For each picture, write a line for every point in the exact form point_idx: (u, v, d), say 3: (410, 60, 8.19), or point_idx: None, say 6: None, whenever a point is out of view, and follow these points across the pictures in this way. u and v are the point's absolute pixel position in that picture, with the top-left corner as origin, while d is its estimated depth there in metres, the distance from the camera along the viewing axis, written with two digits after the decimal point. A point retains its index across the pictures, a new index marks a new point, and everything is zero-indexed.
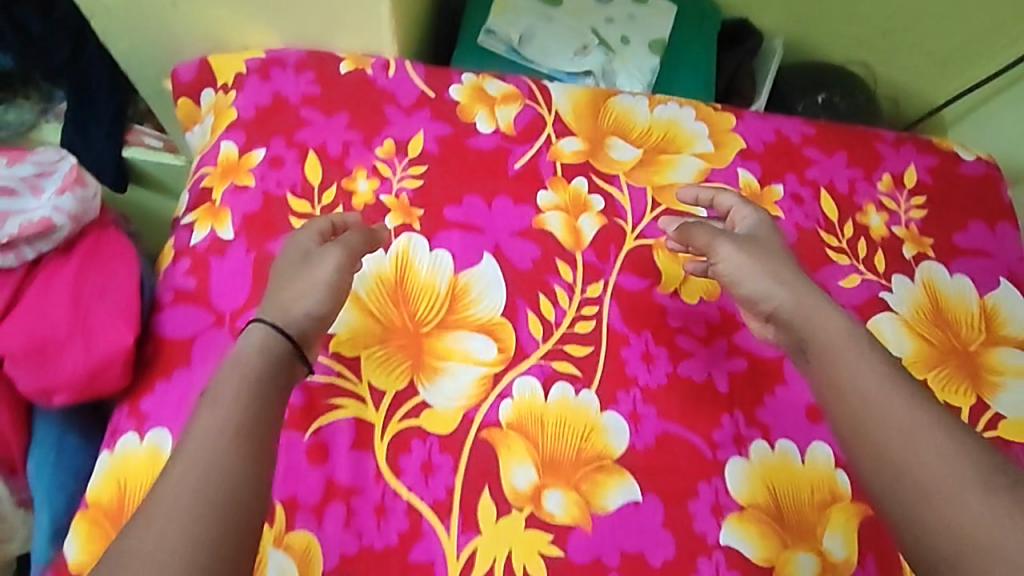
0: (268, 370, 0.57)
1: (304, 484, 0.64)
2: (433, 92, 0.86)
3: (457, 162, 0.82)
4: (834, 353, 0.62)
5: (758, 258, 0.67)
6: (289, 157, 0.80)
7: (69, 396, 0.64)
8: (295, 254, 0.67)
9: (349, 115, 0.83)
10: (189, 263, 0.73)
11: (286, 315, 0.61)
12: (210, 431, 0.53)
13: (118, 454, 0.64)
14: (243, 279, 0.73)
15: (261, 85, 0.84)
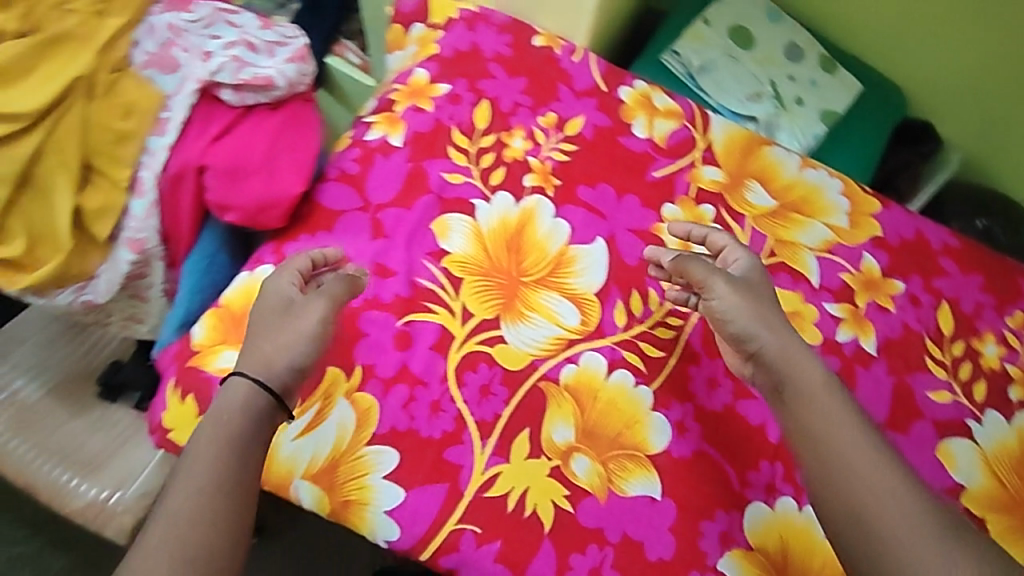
0: (246, 426, 0.62)
1: (383, 358, 0.73)
2: (606, 86, 0.94)
3: (604, 152, 0.90)
4: (809, 399, 0.66)
5: (747, 298, 0.71)
6: (466, 99, 0.91)
7: (237, 218, 0.78)
8: (273, 300, 0.69)
9: (528, 81, 0.93)
10: (358, 153, 0.86)
11: (268, 369, 0.64)
12: (193, 485, 0.59)
13: (253, 277, 0.77)
14: (396, 181, 0.85)
15: (464, 33, 0.96)
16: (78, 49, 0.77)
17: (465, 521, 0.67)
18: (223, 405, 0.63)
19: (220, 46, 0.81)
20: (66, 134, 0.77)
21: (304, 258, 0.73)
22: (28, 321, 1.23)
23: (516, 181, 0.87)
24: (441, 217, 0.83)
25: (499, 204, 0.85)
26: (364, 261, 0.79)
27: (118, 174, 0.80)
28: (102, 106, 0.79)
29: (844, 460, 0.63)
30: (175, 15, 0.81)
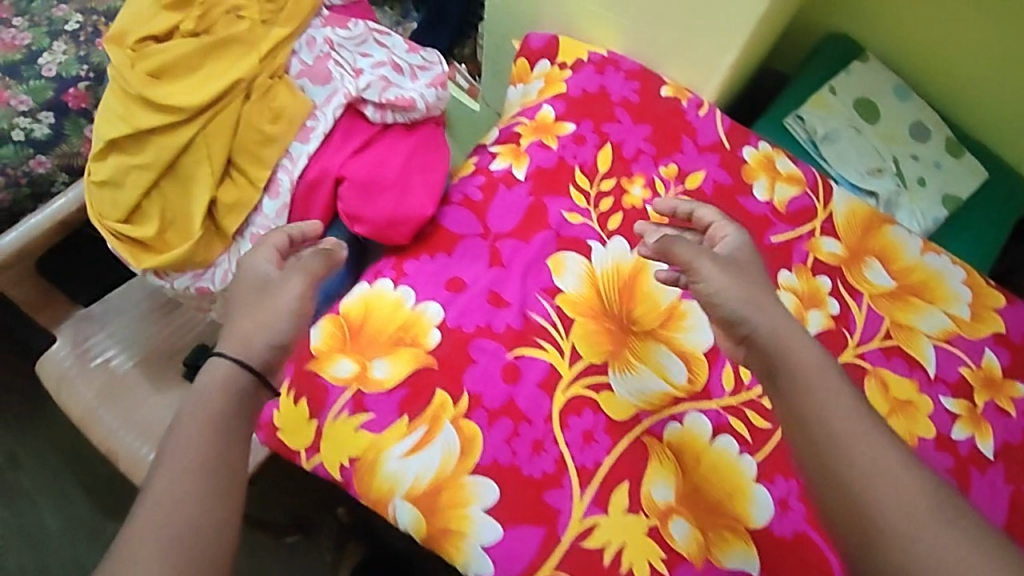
0: (222, 404, 0.61)
1: (491, 389, 0.74)
2: (729, 144, 0.94)
3: (722, 210, 0.90)
4: (806, 382, 0.62)
5: (733, 277, 0.68)
6: (590, 141, 0.92)
7: (366, 230, 0.81)
8: (252, 279, 0.70)
9: (652, 130, 0.94)
10: (482, 181, 0.88)
11: (247, 348, 0.64)
12: (177, 468, 0.57)
13: (375, 290, 0.79)
14: (517, 214, 0.86)
15: (593, 75, 0.98)
16: (241, 52, 0.80)
17: (560, 568, 0.66)
18: (202, 386, 0.62)
19: (369, 65, 0.84)
20: (218, 133, 0.82)
21: (281, 232, 0.74)
22: (128, 292, 1.31)
23: (632, 228, 0.87)
24: (557, 254, 0.84)
25: (615, 249, 0.86)
26: (480, 288, 0.80)
27: (258, 175, 0.84)
28: (254, 108, 0.81)
29: (843, 437, 0.58)
30: (333, 31, 0.83)
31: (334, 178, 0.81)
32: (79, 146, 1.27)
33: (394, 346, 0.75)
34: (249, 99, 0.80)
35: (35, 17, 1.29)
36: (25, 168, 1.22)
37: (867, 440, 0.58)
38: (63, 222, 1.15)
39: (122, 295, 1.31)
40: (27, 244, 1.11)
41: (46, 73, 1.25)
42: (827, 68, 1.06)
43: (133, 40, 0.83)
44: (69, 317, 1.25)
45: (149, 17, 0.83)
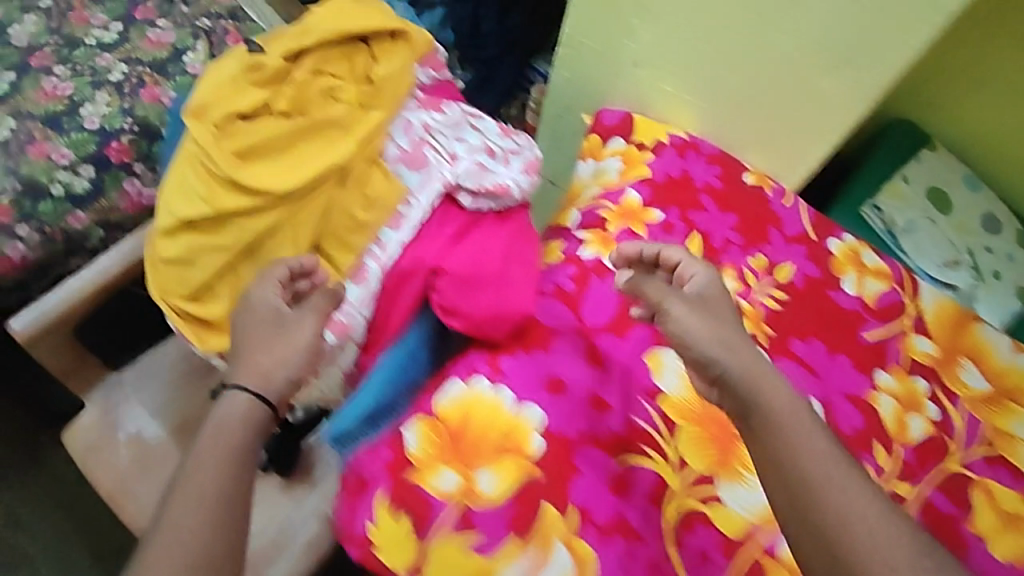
0: (239, 434, 0.68)
1: (602, 504, 0.72)
2: (815, 236, 0.93)
3: (814, 307, 0.89)
4: (776, 423, 0.64)
5: (703, 317, 0.70)
6: (679, 230, 0.90)
7: (463, 326, 0.77)
8: (263, 312, 0.73)
9: (739, 219, 0.92)
10: (574, 272, 0.86)
11: (267, 381, 0.70)
12: (197, 493, 0.64)
13: (473, 390, 0.77)
14: (610, 306, 0.83)
15: (675, 159, 0.96)
16: (337, 137, 0.76)
17: None
18: (225, 414, 0.69)
19: (465, 150, 0.81)
20: (305, 218, 0.78)
21: (283, 265, 0.75)
22: (159, 352, 1.26)
23: None
24: (656, 351, 0.81)
25: None
26: (581, 391, 0.78)
27: (343, 261, 0.80)
28: (347, 194, 0.77)
29: (811, 480, 0.61)
30: (429, 115, 0.80)
31: (431, 271, 0.78)
32: (119, 201, 1.22)
33: (499, 454, 0.73)
34: (343, 186, 0.77)
35: (77, 66, 1.23)
36: (62, 225, 1.17)
37: (830, 479, 0.61)
38: (105, 287, 1.09)
39: (154, 357, 1.25)
40: (65, 313, 1.05)
41: (88, 125, 1.20)
42: (895, 155, 1.04)
43: (214, 115, 0.77)
44: (102, 381, 1.20)
45: (231, 90, 0.78)
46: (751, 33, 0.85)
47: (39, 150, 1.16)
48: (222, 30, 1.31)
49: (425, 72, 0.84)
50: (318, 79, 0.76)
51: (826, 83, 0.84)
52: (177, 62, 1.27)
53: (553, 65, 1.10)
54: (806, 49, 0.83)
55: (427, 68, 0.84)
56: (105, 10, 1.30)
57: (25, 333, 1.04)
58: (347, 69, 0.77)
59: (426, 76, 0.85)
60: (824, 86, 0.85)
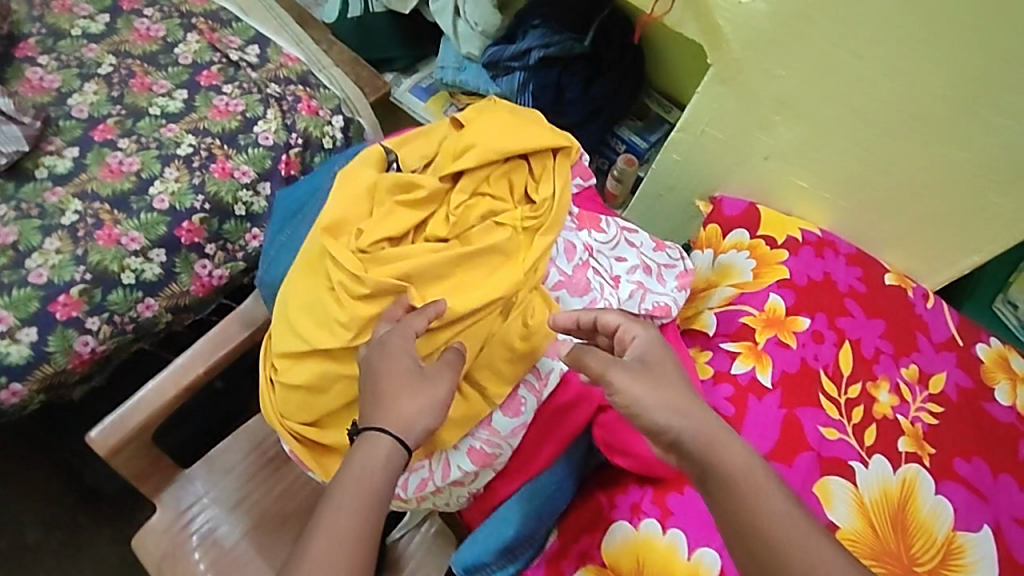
0: (383, 484, 0.63)
1: None
2: (962, 340, 0.90)
3: (972, 420, 0.85)
4: (731, 485, 0.62)
5: (652, 383, 0.65)
6: (829, 339, 0.86)
7: (632, 465, 0.73)
8: (398, 365, 0.66)
9: (886, 325, 0.89)
10: (731, 391, 0.83)
11: (407, 428, 0.64)
12: (337, 531, 0.62)
13: (643, 534, 0.72)
14: (776, 429, 0.80)
15: (814, 259, 0.92)
16: (499, 262, 0.72)
17: None
18: (364, 457, 0.64)
19: (625, 270, 0.79)
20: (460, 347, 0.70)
21: (425, 316, 0.68)
22: (230, 444, 1.11)
23: (890, 443, 0.82)
24: (825, 481, 0.78)
25: (878, 469, 0.80)
26: None
27: (495, 391, 0.73)
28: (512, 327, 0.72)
29: (778, 544, 0.61)
30: (591, 235, 0.78)
31: (600, 408, 0.74)
32: (189, 284, 1.12)
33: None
34: (504, 315, 0.72)
35: (143, 138, 1.14)
36: (131, 314, 1.08)
37: (790, 536, 0.61)
38: (189, 390, 0.99)
39: (225, 451, 1.11)
40: (151, 418, 0.98)
41: (158, 204, 1.10)
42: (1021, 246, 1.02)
43: (361, 240, 0.72)
44: (176, 479, 1.08)
45: (379, 211, 0.74)
46: (914, 136, 0.83)
47: (108, 234, 1.07)
48: (293, 96, 1.22)
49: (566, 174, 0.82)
50: (478, 202, 0.74)
51: (994, 197, 0.84)
52: (248, 133, 1.17)
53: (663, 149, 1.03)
54: (981, 163, 0.82)
55: (577, 177, 0.82)
56: (167, 76, 1.21)
57: (106, 443, 0.97)
58: (507, 191, 0.75)
59: (575, 184, 0.83)
60: (992, 202, 0.84)
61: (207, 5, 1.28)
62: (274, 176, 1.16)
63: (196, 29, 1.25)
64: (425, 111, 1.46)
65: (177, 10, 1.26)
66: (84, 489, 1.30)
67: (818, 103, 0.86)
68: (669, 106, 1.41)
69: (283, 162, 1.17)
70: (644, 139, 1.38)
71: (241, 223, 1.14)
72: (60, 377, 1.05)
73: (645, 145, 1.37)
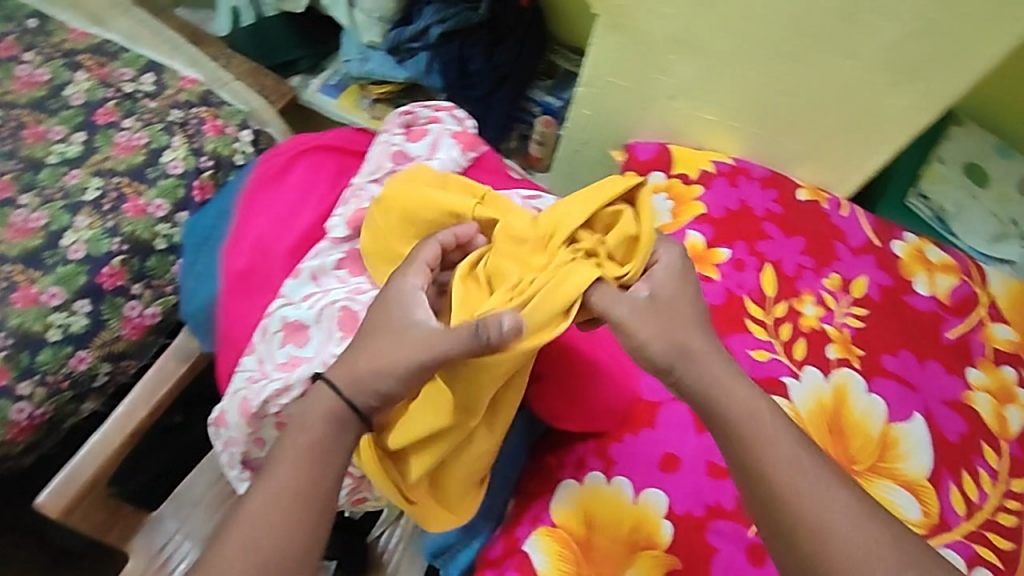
0: (348, 438, 0.62)
1: None
2: (878, 241, 0.93)
3: (896, 314, 0.88)
4: (747, 434, 0.60)
5: (659, 318, 0.61)
6: (750, 265, 0.89)
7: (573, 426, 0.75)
8: (389, 309, 0.62)
9: (805, 242, 0.91)
10: None
11: (361, 387, 0.61)
12: (277, 491, 0.60)
13: (588, 486, 0.74)
14: None
15: (727, 189, 0.95)
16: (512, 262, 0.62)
17: None
18: (312, 409, 0.62)
19: None
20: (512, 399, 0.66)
21: (422, 265, 0.63)
22: (194, 476, 1.05)
23: (819, 353, 0.85)
24: None
25: (810, 380, 0.83)
26: (699, 460, 0.74)
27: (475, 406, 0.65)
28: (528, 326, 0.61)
29: (783, 490, 0.58)
30: None
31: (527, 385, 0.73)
32: (120, 329, 1.09)
33: (630, 555, 0.71)
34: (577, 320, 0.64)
35: (45, 190, 1.11)
36: (65, 371, 1.05)
37: (795, 482, 0.59)
38: (137, 433, 0.93)
39: (191, 484, 1.04)
40: (100, 470, 0.90)
41: (74, 255, 1.07)
42: (925, 144, 1.07)
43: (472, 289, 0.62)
44: (143, 523, 1.01)
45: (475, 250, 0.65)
46: (802, 54, 0.86)
47: (26, 295, 1.05)
48: (196, 119, 1.20)
49: (464, 154, 0.78)
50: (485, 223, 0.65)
51: (891, 98, 0.87)
52: (155, 165, 1.15)
53: (573, 106, 1.06)
54: (870, 67, 0.84)
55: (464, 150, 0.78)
56: (60, 120, 1.17)
57: (58, 504, 0.88)
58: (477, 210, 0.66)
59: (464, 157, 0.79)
60: (889, 102, 0.87)
61: (91, 40, 1.24)
62: (190, 204, 1.14)
63: (83, 66, 1.21)
64: (337, 108, 1.45)
65: (57, 50, 1.22)
66: (56, 548, 1.25)
67: (704, 36, 0.89)
68: (578, 60, 1.42)
69: (196, 188, 1.15)
70: (558, 98, 1.38)
71: (163, 257, 1.12)
72: (4, 450, 1.05)
73: (559, 103, 1.37)
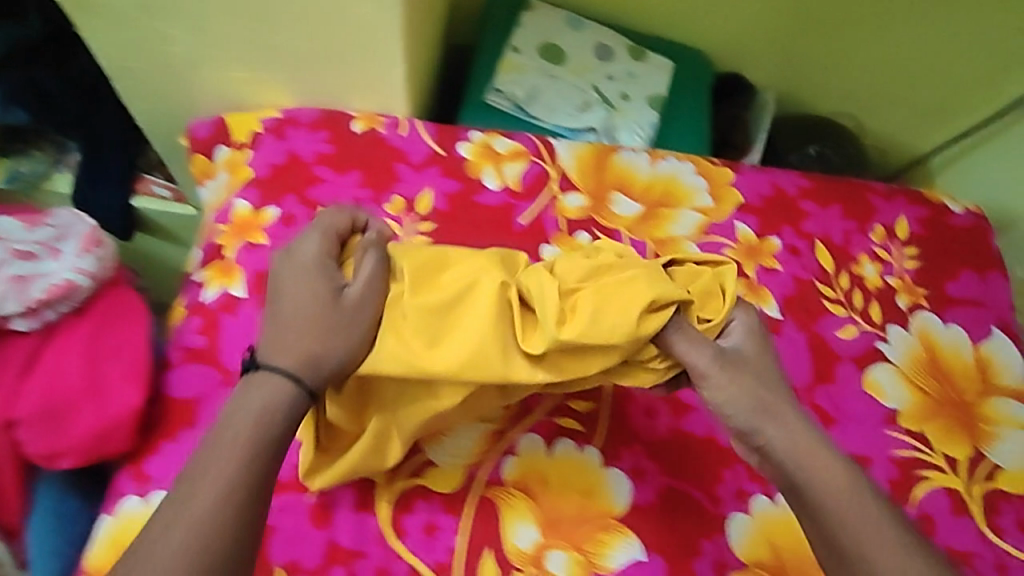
0: (275, 429, 0.59)
1: (307, 548, 0.68)
2: (443, 150, 0.90)
3: (464, 219, 0.86)
4: (823, 502, 0.61)
5: (745, 381, 0.63)
6: (301, 216, 0.84)
7: (75, 460, 0.72)
8: (303, 291, 0.62)
9: (361, 173, 0.87)
10: (199, 321, 0.77)
11: (314, 368, 0.60)
12: (215, 483, 0.56)
13: (122, 518, 0.67)
14: (250, 338, 0.77)
15: (275, 143, 0.89)
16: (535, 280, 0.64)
17: None
18: (259, 399, 0.59)
19: None
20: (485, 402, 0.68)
21: (348, 218, 0.68)
22: None
23: None
24: None
25: None
26: None
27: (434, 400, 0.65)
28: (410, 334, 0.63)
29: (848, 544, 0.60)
30: None
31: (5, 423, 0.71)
32: None
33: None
34: (652, 366, 0.65)
35: None
36: None
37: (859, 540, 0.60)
38: None
39: None
40: None
41: None
42: (498, 38, 1.04)
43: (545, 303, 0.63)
44: None
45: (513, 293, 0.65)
46: None
47: None
48: None
49: None
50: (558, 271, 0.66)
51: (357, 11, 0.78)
52: None
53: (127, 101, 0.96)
54: None
55: None
56: None
57: None
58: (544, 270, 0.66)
59: None
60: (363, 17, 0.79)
61: None
62: None
63: None
64: None
65: None
66: None
67: None
68: None
69: None
70: None
71: None
72: None
73: None
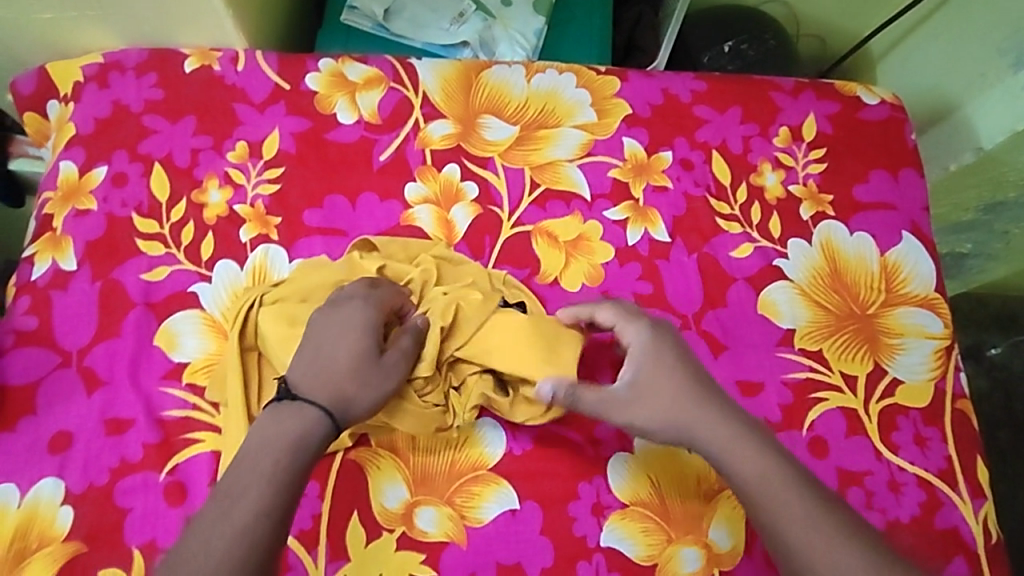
0: (310, 455, 0.56)
1: (162, 526, 0.65)
2: (288, 84, 0.80)
3: (316, 159, 0.77)
4: (751, 499, 0.58)
5: (650, 403, 0.61)
6: (133, 173, 0.76)
7: None
8: (355, 343, 0.60)
9: (197, 119, 0.78)
10: (29, 301, 0.72)
11: (344, 413, 0.58)
12: (241, 495, 0.53)
13: None
14: (88, 314, 0.72)
15: (98, 93, 0.79)
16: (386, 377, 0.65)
17: None
18: (295, 424, 0.57)
19: None
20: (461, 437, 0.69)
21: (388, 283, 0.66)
22: None
23: (231, 241, 0.74)
24: (163, 327, 0.71)
25: (223, 276, 0.73)
26: (90, 426, 0.68)
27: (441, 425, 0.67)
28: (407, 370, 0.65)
29: (787, 539, 0.57)
30: None
31: None
32: None
33: (17, 565, 0.64)
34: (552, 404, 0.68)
35: None
36: None
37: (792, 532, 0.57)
38: None
39: None
40: None
41: None
42: None
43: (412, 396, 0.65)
44: None
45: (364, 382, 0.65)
46: None
47: None
48: None
49: None
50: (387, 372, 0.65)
51: None
52: None
53: None
54: None
55: None
56: None
57: None
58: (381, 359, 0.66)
59: None
60: None
61: None
62: None
63: None
64: None
65: None
66: None
67: None
68: None
69: None
70: None
71: None
72: None
73: None
